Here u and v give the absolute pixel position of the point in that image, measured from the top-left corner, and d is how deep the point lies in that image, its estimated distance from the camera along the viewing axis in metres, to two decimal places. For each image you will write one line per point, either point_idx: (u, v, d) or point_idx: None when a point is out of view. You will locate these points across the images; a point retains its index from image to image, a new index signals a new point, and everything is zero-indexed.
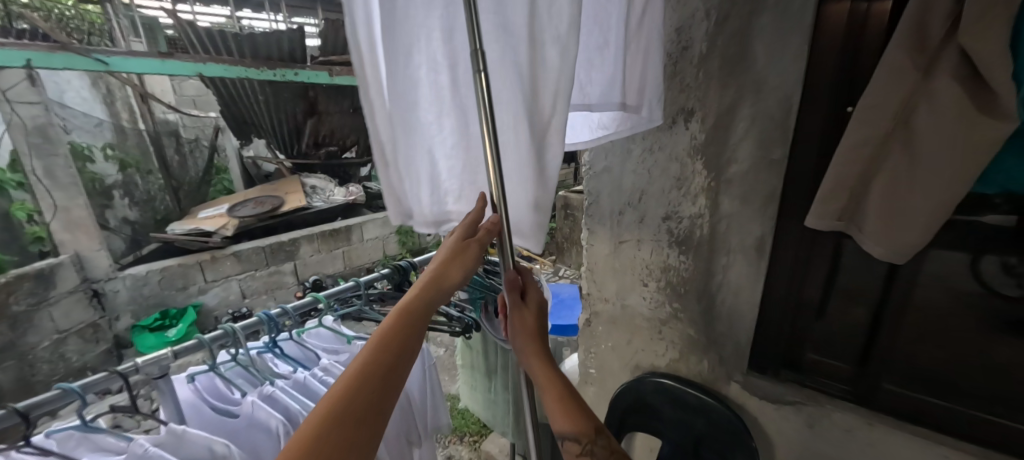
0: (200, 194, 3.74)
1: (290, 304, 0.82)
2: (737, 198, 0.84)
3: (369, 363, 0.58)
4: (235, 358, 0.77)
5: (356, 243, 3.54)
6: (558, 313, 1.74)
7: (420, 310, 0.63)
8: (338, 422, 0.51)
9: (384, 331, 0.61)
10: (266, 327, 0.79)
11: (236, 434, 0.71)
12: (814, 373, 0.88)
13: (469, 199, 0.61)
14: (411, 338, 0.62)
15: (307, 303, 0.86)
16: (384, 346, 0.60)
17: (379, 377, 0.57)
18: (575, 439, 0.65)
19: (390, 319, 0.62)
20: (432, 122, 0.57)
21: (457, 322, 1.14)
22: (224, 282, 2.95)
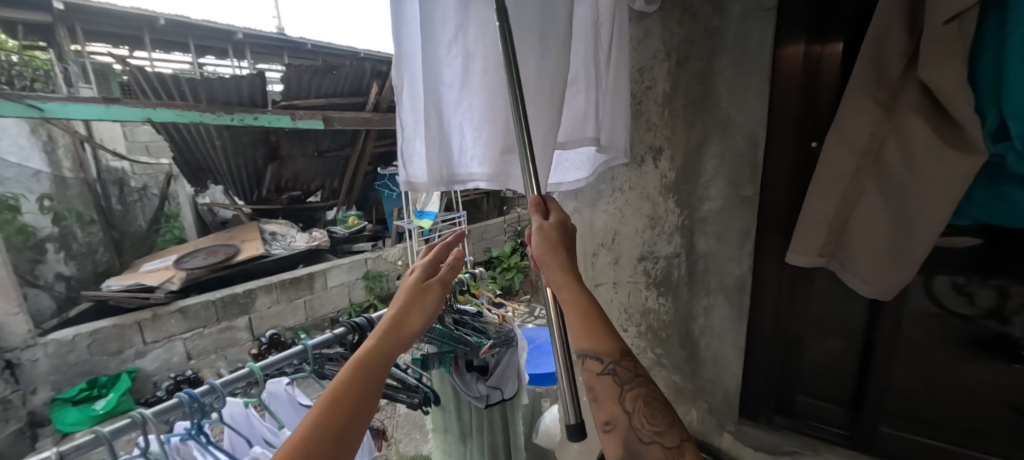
0: (146, 245, 3.45)
1: (220, 379, 0.70)
2: (713, 236, 0.82)
3: (320, 423, 0.49)
4: (143, 453, 0.63)
5: (319, 292, 3.33)
6: (536, 361, 1.67)
7: (379, 363, 0.58)
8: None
9: (338, 385, 0.53)
10: (187, 410, 0.67)
11: None
12: (808, 418, 0.83)
13: (491, 163, 0.68)
14: (370, 395, 0.55)
15: (241, 377, 0.74)
16: (336, 405, 0.51)
17: (330, 445, 0.48)
18: (597, 356, 0.55)
19: (342, 375, 0.54)
20: (462, 105, 0.66)
21: (413, 392, 1.02)
22: (166, 342, 2.67)
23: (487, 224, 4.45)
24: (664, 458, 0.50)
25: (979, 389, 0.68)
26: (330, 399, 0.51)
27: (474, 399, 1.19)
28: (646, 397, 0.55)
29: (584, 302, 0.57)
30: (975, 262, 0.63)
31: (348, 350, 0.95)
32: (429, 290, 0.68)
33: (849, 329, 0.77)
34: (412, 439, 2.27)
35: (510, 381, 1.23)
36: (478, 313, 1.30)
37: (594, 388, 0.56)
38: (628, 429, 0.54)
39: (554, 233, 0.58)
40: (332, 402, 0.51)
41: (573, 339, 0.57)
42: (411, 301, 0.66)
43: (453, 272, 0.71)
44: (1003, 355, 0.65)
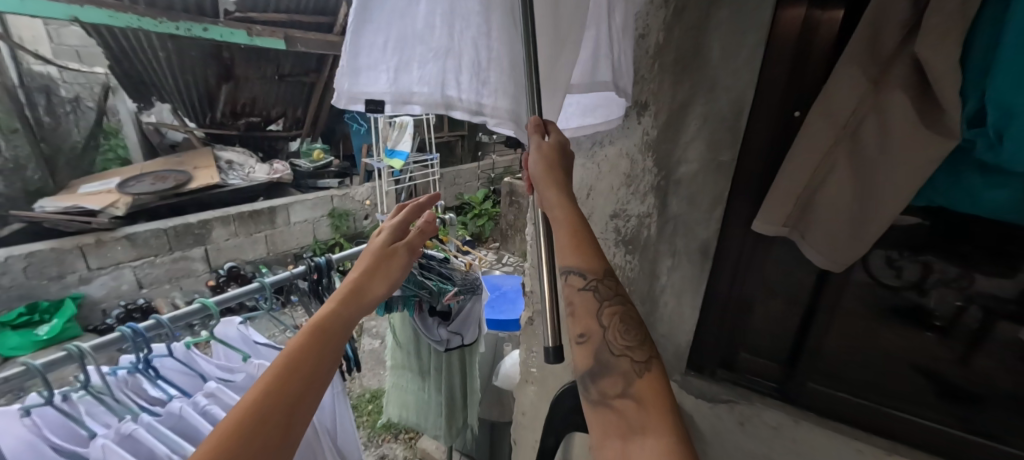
0: (84, 164, 3.12)
1: (167, 315, 0.66)
2: (685, 199, 0.82)
3: (280, 377, 0.49)
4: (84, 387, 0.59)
5: (281, 227, 3.19)
6: (500, 307, 1.70)
7: (339, 325, 0.58)
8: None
9: (300, 341, 0.53)
10: (130, 346, 0.63)
11: None
12: (747, 371, 0.90)
13: (506, 91, 0.58)
14: (328, 356, 0.54)
15: (193, 312, 0.70)
16: (297, 360, 0.51)
17: (292, 396, 0.49)
18: (582, 272, 0.56)
19: (301, 336, 0.54)
20: (475, 21, 0.58)
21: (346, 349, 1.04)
22: (113, 269, 2.52)
23: (460, 169, 4.34)
24: (632, 368, 0.54)
25: (894, 351, 0.75)
26: (292, 354, 0.51)
27: (434, 342, 1.22)
28: (621, 314, 0.58)
29: (574, 220, 0.56)
30: (918, 239, 0.67)
31: (309, 290, 0.91)
32: (396, 254, 0.70)
33: (793, 294, 0.82)
34: (375, 373, 2.33)
35: (470, 328, 1.26)
36: (445, 259, 1.26)
37: (573, 302, 0.57)
38: (601, 343, 0.56)
39: (553, 150, 0.55)
40: (291, 359, 0.51)
41: (560, 254, 0.57)
42: (376, 266, 0.67)
43: (422, 238, 0.73)
44: (913, 319, 0.72)
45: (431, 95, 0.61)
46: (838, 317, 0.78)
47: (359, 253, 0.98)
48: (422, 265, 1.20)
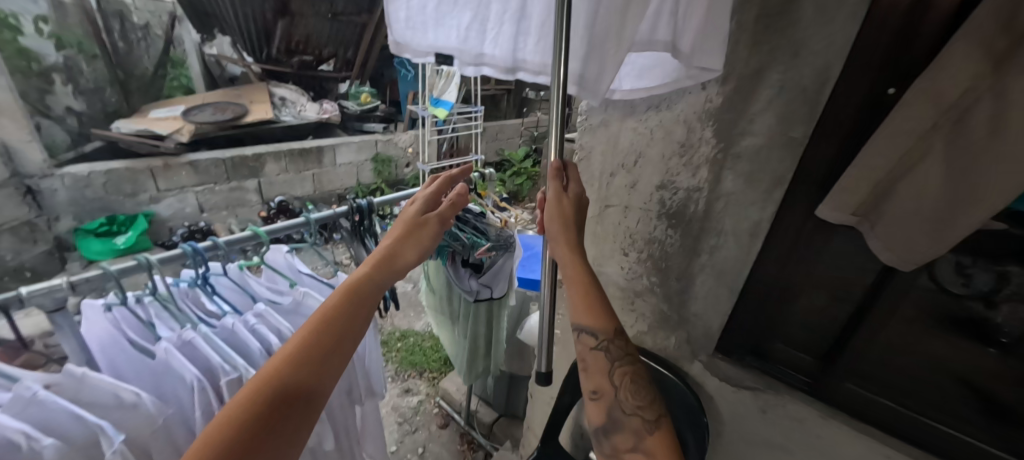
0: (154, 90, 3.31)
1: (223, 238, 0.71)
2: (742, 176, 0.76)
3: (314, 332, 0.55)
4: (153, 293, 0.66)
5: (327, 167, 3.30)
6: (529, 267, 1.71)
7: (370, 289, 0.63)
8: (272, 400, 0.49)
9: (334, 301, 0.59)
10: (190, 261, 0.68)
11: (155, 377, 0.62)
12: (778, 362, 0.86)
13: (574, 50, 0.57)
14: (359, 316, 0.60)
15: (246, 238, 0.74)
16: (330, 319, 0.57)
17: (324, 349, 0.55)
18: (593, 333, 0.64)
19: (335, 297, 0.59)
20: None
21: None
22: (178, 192, 2.73)
23: (504, 124, 4.26)
24: (641, 428, 0.63)
25: (943, 360, 0.71)
26: (326, 313, 0.57)
27: (465, 292, 1.25)
28: (631, 375, 0.66)
29: (584, 278, 0.64)
30: (1008, 248, 0.59)
31: (350, 229, 0.95)
32: (427, 223, 0.72)
33: (841, 288, 0.76)
34: (406, 315, 2.45)
35: (501, 284, 1.27)
36: (482, 214, 1.25)
37: (586, 359, 0.65)
38: (612, 402, 0.65)
39: (567, 202, 0.63)
40: (325, 317, 0.57)
41: (574, 314, 0.64)
42: (408, 234, 0.70)
43: (454, 209, 0.74)
44: (972, 332, 0.68)
45: (502, 59, 0.62)
46: (896, 319, 0.72)
47: (400, 199, 0.99)
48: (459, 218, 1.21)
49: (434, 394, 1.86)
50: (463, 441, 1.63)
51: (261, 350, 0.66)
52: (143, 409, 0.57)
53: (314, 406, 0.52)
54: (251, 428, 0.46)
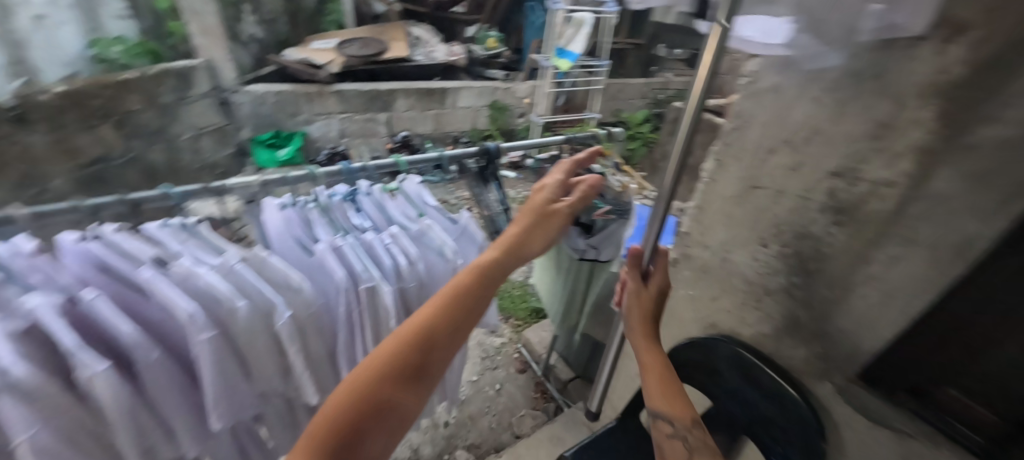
0: (315, 23, 3.72)
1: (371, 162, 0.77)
2: (960, 176, 0.54)
3: (451, 299, 0.63)
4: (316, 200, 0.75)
5: (447, 110, 3.44)
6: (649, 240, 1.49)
7: (498, 268, 0.69)
8: (414, 350, 0.58)
9: (469, 275, 0.66)
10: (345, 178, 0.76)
11: (311, 271, 0.73)
12: (952, 415, 0.64)
13: None
14: (486, 292, 0.66)
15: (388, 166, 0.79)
16: (464, 290, 0.64)
17: (457, 315, 0.63)
18: (669, 418, 0.71)
19: (470, 271, 0.66)
20: None
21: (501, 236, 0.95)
22: (326, 118, 3.10)
23: (626, 83, 3.98)
24: None
25: None
26: (461, 285, 0.65)
27: (571, 248, 1.24)
28: None
29: (663, 367, 0.76)
30: None
31: (473, 173, 0.91)
32: (554, 215, 0.75)
33: None
34: None
35: (609, 249, 1.22)
36: (602, 176, 1.14)
37: (664, 446, 0.71)
38: None
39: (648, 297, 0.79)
40: (461, 288, 0.64)
41: (651, 398, 0.74)
42: (537, 224, 0.74)
43: (585, 201, 0.77)
44: None
45: None
46: None
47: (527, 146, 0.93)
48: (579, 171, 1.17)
49: (517, 340, 1.94)
50: (538, 390, 1.71)
51: (392, 267, 0.73)
52: (303, 295, 0.69)
53: (439, 364, 0.61)
54: (397, 370, 0.57)
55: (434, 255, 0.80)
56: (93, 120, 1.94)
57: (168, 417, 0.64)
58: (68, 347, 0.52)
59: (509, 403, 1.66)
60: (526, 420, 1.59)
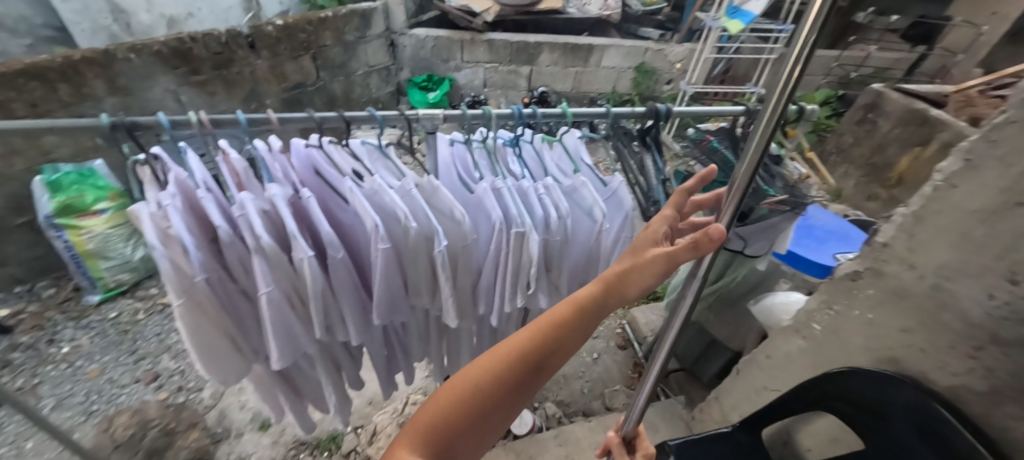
0: None
1: (541, 110, 0.73)
2: None
3: (522, 352, 0.52)
4: (484, 141, 0.77)
5: (591, 69, 3.02)
6: (822, 243, 1.19)
7: (586, 316, 0.54)
8: (472, 407, 0.50)
9: (544, 323, 0.53)
10: (514, 123, 0.74)
11: (468, 206, 0.78)
12: None
13: None
14: (568, 343, 0.54)
15: (554, 116, 0.76)
16: (540, 340, 0.52)
17: (528, 371, 0.52)
18: None
19: (545, 319, 0.54)
20: None
21: (648, 206, 0.85)
22: (473, 67, 2.97)
23: (810, 53, 3.24)
24: None
25: None
26: (535, 334, 0.53)
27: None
28: None
29: None
30: None
31: (637, 135, 0.86)
32: (654, 262, 0.51)
33: None
34: None
35: (761, 244, 1.06)
36: (779, 162, 0.98)
37: None
38: None
39: None
40: (533, 339, 0.52)
41: None
42: (634, 269, 0.53)
43: (695, 252, 0.46)
44: None
45: None
46: None
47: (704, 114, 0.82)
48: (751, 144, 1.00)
49: (622, 316, 1.87)
50: (634, 370, 1.67)
51: (542, 217, 0.75)
52: (462, 228, 0.75)
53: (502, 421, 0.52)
54: (452, 428, 0.49)
55: (583, 213, 0.79)
56: (297, 51, 2.27)
57: (345, 308, 0.77)
58: (292, 233, 0.65)
59: (604, 373, 1.65)
60: (619, 395, 1.55)
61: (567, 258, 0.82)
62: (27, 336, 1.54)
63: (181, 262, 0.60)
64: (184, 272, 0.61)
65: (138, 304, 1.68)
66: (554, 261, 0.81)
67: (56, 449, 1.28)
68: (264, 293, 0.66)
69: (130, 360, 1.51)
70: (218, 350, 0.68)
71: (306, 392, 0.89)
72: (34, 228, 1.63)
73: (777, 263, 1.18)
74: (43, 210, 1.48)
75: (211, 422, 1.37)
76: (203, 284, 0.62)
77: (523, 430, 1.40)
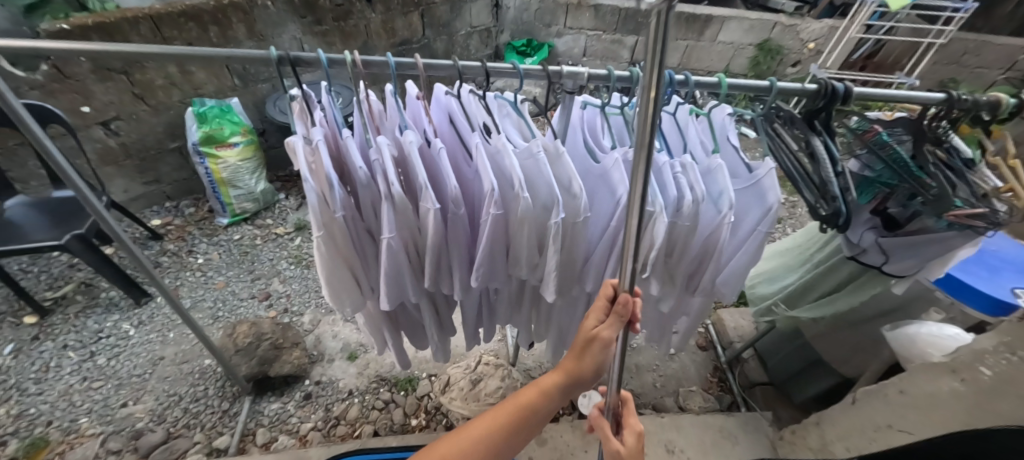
0: None
1: (697, 76, 0.64)
2: None
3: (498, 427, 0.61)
4: (622, 109, 0.70)
5: (704, 43, 2.73)
6: (1001, 276, 0.96)
7: (551, 392, 0.62)
8: None
9: (515, 405, 0.62)
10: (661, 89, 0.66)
11: (588, 175, 0.74)
12: None
13: None
14: (535, 418, 0.62)
15: (709, 86, 0.66)
16: (515, 418, 0.61)
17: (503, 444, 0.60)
18: None
19: (517, 400, 0.62)
20: None
21: (825, 202, 0.71)
22: (575, 33, 2.83)
23: (992, 40, 2.61)
24: None
25: None
26: (509, 414, 0.61)
27: (846, 242, 0.96)
28: None
29: None
30: None
31: (801, 116, 0.75)
32: (593, 344, 0.57)
33: None
34: None
35: (909, 262, 0.88)
36: (971, 162, 0.80)
37: None
38: None
39: None
40: (510, 419, 0.61)
41: None
42: (580, 353, 0.58)
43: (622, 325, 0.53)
44: None
45: None
46: None
47: (894, 97, 0.68)
48: (940, 146, 0.81)
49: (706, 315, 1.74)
50: (714, 375, 1.55)
51: (674, 198, 0.68)
52: (577, 201, 0.70)
53: None
54: None
55: (716, 201, 0.71)
56: (409, 6, 2.25)
57: (455, 266, 0.78)
58: (421, 184, 0.65)
59: (680, 371, 1.56)
60: (695, 397, 1.45)
61: (691, 245, 0.75)
62: (173, 244, 1.80)
63: (324, 198, 0.63)
64: (325, 207, 0.64)
65: (256, 231, 1.89)
66: (675, 245, 0.75)
67: (191, 342, 1.51)
68: (387, 238, 0.67)
69: (248, 277, 1.72)
70: (341, 283, 0.74)
71: (405, 326, 0.96)
72: (182, 153, 1.88)
73: (931, 288, 0.99)
74: (193, 138, 1.71)
75: (309, 344, 1.53)
76: (340, 220, 0.66)
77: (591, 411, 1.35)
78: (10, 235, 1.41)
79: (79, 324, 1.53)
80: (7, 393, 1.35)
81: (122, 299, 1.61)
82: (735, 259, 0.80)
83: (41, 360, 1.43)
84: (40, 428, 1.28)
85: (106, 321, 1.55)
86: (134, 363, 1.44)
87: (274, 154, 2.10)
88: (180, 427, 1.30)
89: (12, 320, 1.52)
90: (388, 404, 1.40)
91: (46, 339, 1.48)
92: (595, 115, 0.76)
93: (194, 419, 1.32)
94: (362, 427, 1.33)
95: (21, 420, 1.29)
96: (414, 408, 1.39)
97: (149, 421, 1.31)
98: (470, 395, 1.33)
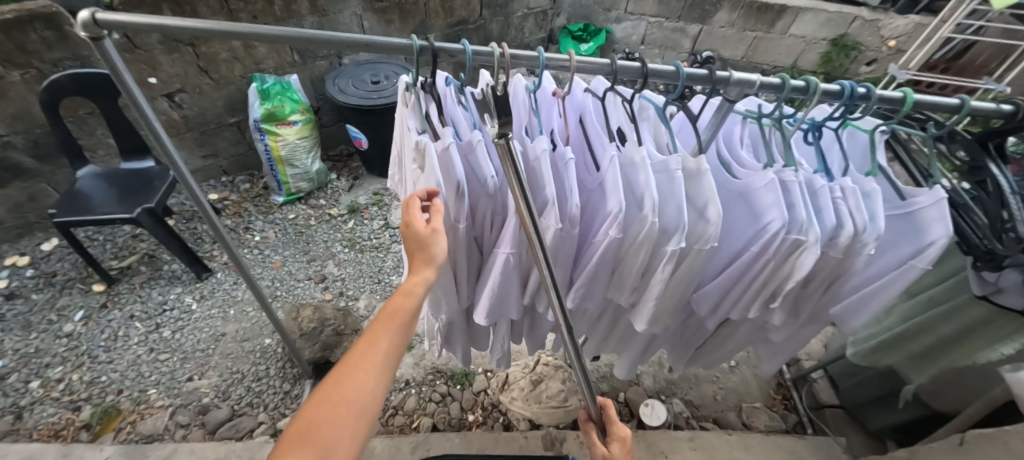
0: None
1: (883, 91, 0.55)
2: None
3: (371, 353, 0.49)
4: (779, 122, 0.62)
5: (774, 36, 2.57)
6: None
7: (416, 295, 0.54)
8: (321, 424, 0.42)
9: (379, 327, 0.51)
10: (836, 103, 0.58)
11: (723, 191, 0.69)
12: None
13: None
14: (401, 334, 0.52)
15: (891, 101, 0.57)
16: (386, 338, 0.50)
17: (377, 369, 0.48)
18: None
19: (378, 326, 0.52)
20: None
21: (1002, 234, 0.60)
22: (636, 19, 2.69)
23: None
24: None
25: None
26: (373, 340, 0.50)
27: (972, 277, 0.78)
28: None
29: None
30: None
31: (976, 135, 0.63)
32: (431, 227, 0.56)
33: None
34: None
35: None
36: None
37: None
38: None
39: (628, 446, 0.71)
40: (380, 341, 0.50)
41: None
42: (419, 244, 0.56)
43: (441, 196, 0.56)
44: None
45: None
46: None
47: None
48: None
49: None
50: (777, 393, 1.49)
51: (831, 226, 0.61)
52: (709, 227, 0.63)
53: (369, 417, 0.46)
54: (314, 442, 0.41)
55: None
56: None
57: (559, 283, 0.74)
58: (548, 200, 0.61)
59: (741, 385, 1.50)
60: (760, 414, 1.40)
61: (829, 276, 0.68)
62: (230, 220, 1.81)
63: (450, 208, 0.62)
64: (446, 215, 0.62)
65: (310, 211, 1.88)
66: (813, 274, 0.68)
67: (251, 320, 1.52)
68: (505, 253, 0.67)
69: (304, 258, 1.72)
70: (442, 290, 0.74)
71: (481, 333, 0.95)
72: (240, 128, 1.86)
73: None
74: (255, 115, 1.69)
75: None
76: (461, 232, 0.65)
77: (654, 422, 1.34)
78: (83, 205, 1.42)
79: (143, 294, 1.55)
80: (79, 359, 1.38)
81: (184, 273, 1.63)
82: (869, 296, 0.72)
83: (110, 328, 1.46)
84: (112, 396, 1.31)
85: (169, 293, 1.57)
86: (198, 338, 1.46)
87: (327, 133, 2.07)
88: (244, 405, 1.31)
89: (81, 287, 1.56)
90: (444, 397, 1.39)
91: (114, 308, 1.51)
92: (736, 124, 0.71)
93: (258, 398, 1.33)
94: (420, 419, 1.33)
95: (93, 386, 1.32)
96: (471, 403, 1.38)
97: (214, 397, 1.32)
98: (532, 396, 1.29)
